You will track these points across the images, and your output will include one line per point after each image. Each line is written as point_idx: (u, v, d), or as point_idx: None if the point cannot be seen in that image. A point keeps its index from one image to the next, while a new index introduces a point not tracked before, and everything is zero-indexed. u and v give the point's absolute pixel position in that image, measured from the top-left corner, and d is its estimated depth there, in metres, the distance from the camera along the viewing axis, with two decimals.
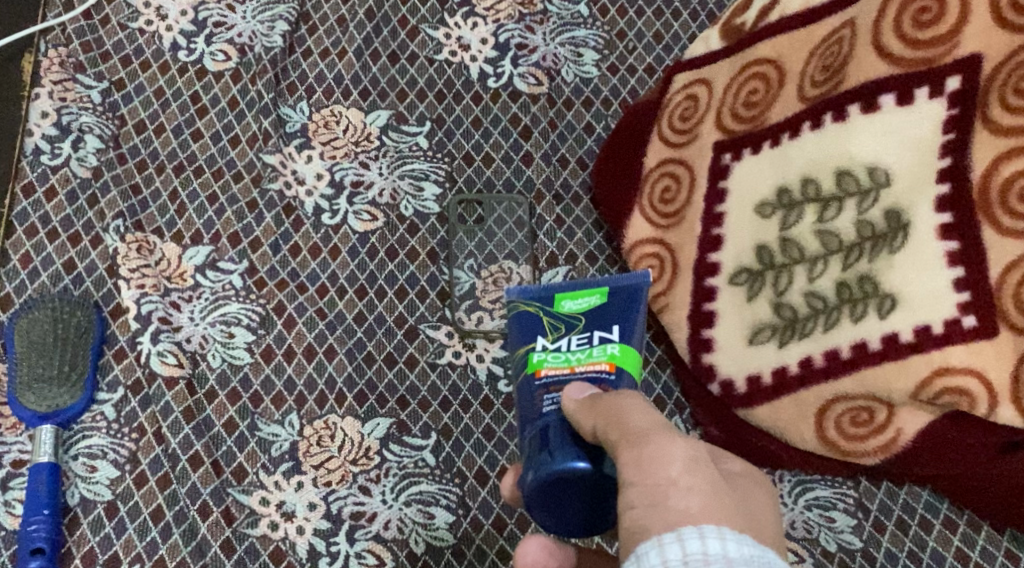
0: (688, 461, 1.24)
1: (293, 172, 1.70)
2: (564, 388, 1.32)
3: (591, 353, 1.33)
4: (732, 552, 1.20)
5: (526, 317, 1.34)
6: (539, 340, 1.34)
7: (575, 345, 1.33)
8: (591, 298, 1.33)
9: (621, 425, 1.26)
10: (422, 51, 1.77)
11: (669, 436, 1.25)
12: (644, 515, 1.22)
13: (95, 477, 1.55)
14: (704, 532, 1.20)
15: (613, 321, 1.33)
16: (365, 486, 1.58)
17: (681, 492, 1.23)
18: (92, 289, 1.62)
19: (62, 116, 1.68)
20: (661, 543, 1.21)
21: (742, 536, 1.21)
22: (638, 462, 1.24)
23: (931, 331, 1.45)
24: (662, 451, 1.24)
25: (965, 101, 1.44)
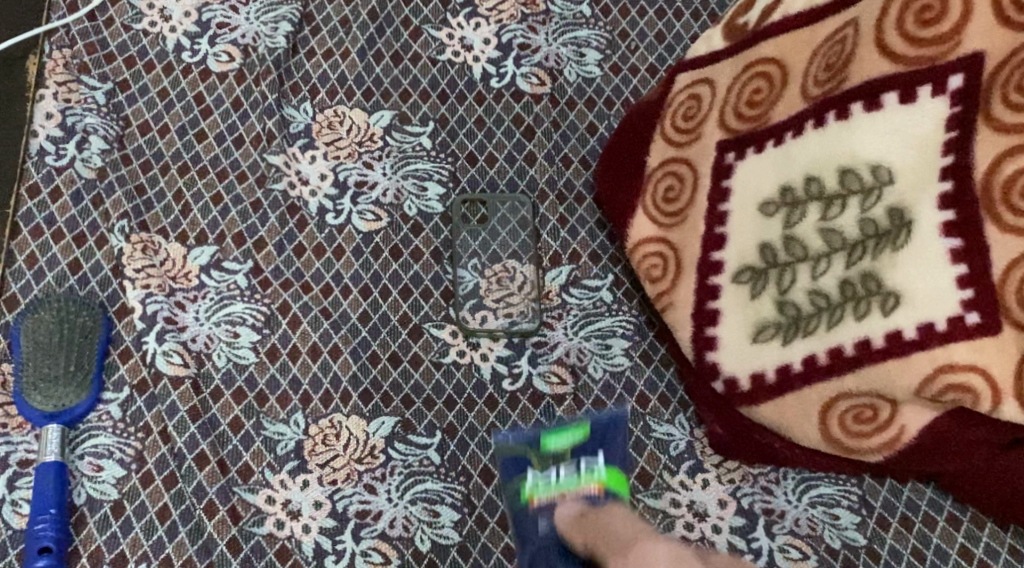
0: None
1: (297, 172, 1.70)
2: (556, 506, 1.51)
3: (580, 478, 1.53)
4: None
5: (516, 460, 1.56)
6: (529, 473, 1.55)
7: (565, 474, 1.53)
8: (573, 434, 1.57)
9: (608, 541, 1.42)
10: (424, 52, 1.78)
11: (651, 542, 1.40)
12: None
13: (101, 476, 1.56)
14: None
15: (597, 450, 1.56)
16: (370, 485, 1.58)
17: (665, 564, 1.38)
18: (98, 289, 1.62)
19: (67, 117, 1.68)
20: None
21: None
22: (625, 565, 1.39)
23: (935, 328, 1.44)
24: (646, 554, 1.39)
25: (967, 99, 1.43)
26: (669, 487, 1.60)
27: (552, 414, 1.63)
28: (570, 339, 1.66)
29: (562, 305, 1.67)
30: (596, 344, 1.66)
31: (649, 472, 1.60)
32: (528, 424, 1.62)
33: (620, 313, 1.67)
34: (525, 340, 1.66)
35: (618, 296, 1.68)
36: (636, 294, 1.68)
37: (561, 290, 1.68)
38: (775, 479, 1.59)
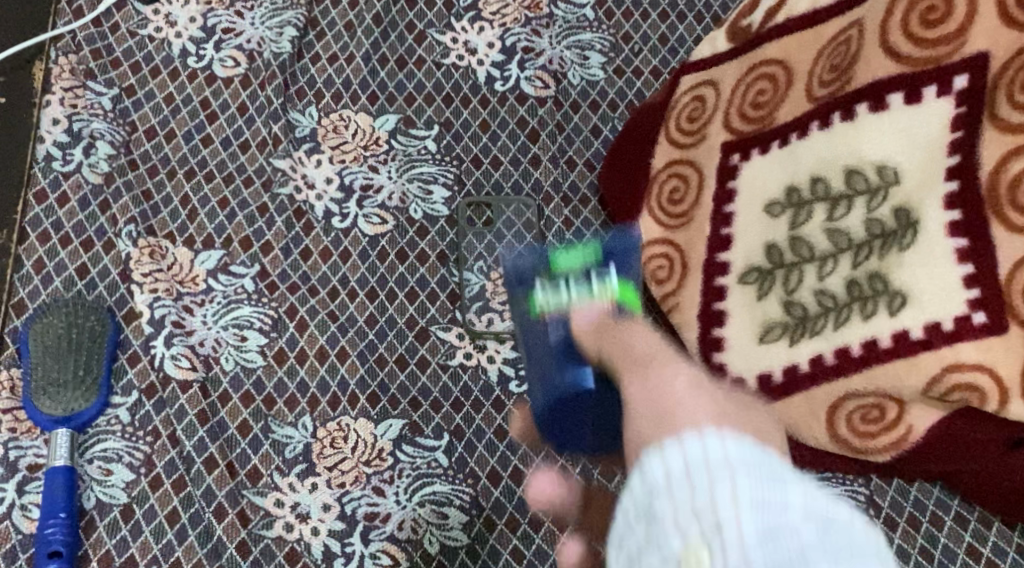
0: (691, 380, 1.36)
1: (303, 176, 1.71)
2: (569, 313, 1.47)
3: (593, 292, 1.47)
4: (745, 501, 1.22)
5: (529, 323, 1.50)
6: (538, 285, 1.49)
7: (575, 286, 1.47)
8: (586, 254, 1.49)
9: (626, 351, 1.41)
10: (429, 55, 1.78)
11: (673, 357, 1.39)
12: (649, 434, 1.31)
13: (110, 480, 1.56)
14: (741, 474, 1.24)
15: (610, 259, 1.49)
16: (378, 488, 1.59)
17: (675, 382, 1.36)
18: (105, 294, 1.63)
19: (74, 123, 1.69)
20: (667, 464, 1.26)
21: (760, 467, 1.25)
22: (643, 378, 1.38)
23: (942, 327, 1.43)
24: (664, 381, 1.36)
25: (972, 100, 1.43)
26: None
27: None
28: None
29: None
30: None
31: None
32: None
33: None
34: None
35: None
36: None
37: None
38: None
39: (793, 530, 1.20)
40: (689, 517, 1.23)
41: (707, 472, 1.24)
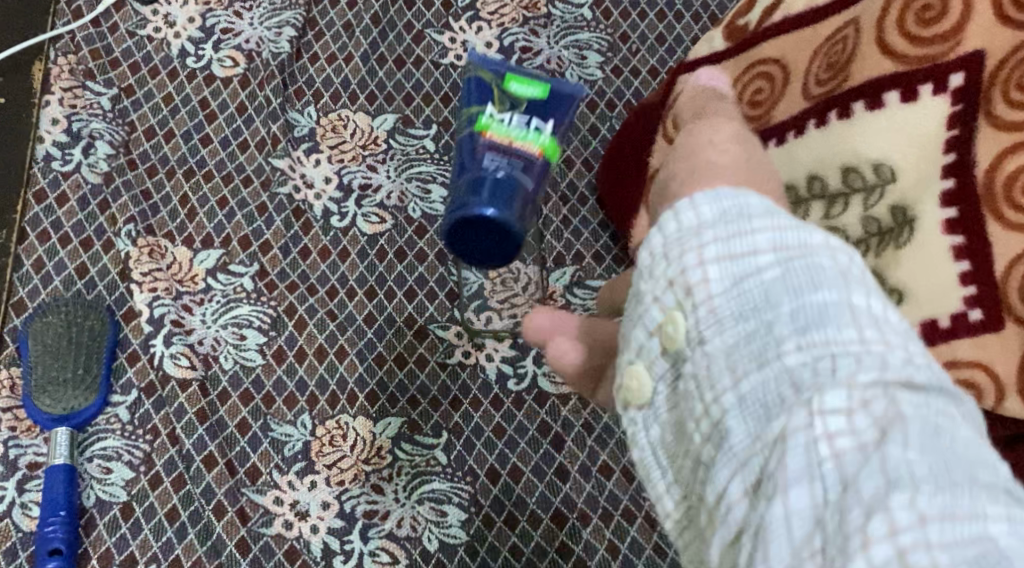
0: (739, 137, 1.22)
1: (302, 175, 1.71)
2: (498, 151, 1.47)
3: (527, 137, 1.49)
4: (709, 216, 1.16)
5: (478, 82, 1.54)
6: (488, 106, 1.51)
7: (517, 123, 1.50)
8: (534, 91, 1.52)
9: (703, 108, 1.26)
10: (427, 55, 1.79)
11: (730, 121, 1.24)
12: (678, 167, 1.21)
13: (110, 478, 1.57)
14: (696, 201, 1.17)
15: (549, 114, 1.52)
16: (377, 485, 1.59)
17: (718, 150, 1.20)
18: (105, 293, 1.64)
19: (73, 123, 1.70)
20: (661, 227, 1.18)
21: (714, 192, 1.17)
22: (693, 133, 1.23)
23: (938, 325, 1.40)
24: (714, 124, 1.23)
25: (968, 97, 1.39)
26: None
27: (557, 414, 1.63)
28: None
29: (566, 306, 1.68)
30: None
31: None
32: (533, 424, 1.62)
33: None
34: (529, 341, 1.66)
35: None
36: None
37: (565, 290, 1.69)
38: None
39: (746, 254, 1.14)
40: (659, 281, 1.17)
41: (673, 242, 1.16)
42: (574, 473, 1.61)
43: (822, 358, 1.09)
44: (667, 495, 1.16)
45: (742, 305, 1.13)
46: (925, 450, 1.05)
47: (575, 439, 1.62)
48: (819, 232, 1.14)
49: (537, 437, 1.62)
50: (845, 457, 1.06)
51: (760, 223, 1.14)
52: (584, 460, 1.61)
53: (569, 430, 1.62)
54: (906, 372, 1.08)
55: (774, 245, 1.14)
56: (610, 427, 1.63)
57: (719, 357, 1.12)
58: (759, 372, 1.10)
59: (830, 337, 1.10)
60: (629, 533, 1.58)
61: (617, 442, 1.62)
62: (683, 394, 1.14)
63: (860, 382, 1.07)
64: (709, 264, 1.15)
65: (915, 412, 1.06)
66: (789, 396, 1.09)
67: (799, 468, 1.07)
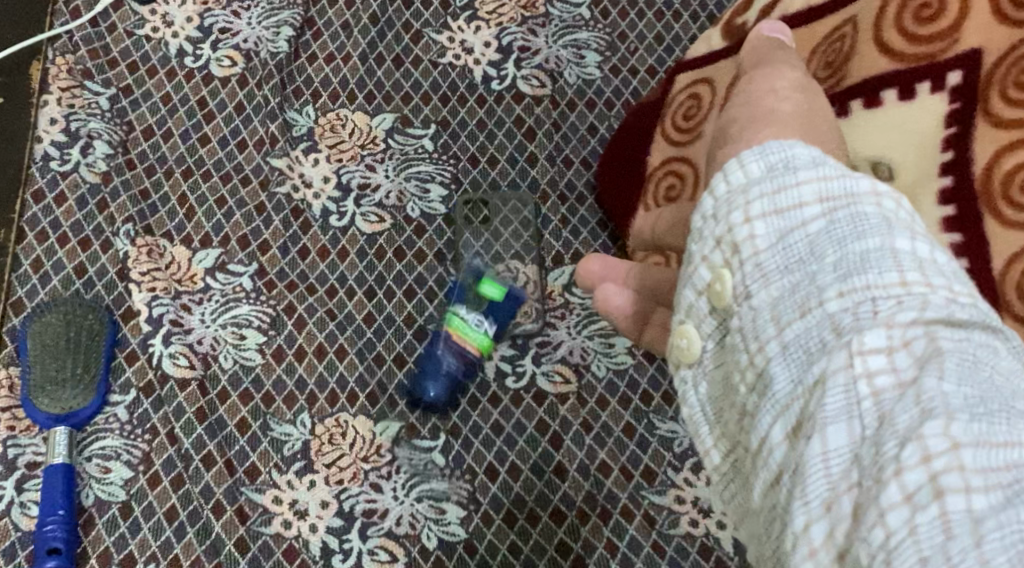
0: (796, 85, 1.35)
1: (300, 175, 1.72)
2: (446, 350, 1.64)
3: (469, 333, 1.64)
4: (758, 174, 1.24)
5: (455, 291, 1.68)
6: (460, 306, 1.66)
7: (471, 319, 1.65)
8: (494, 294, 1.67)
9: (763, 58, 1.38)
10: (426, 55, 1.79)
11: (785, 73, 1.35)
12: (739, 113, 1.33)
13: (108, 478, 1.57)
14: (746, 160, 1.25)
15: (497, 314, 1.66)
16: (376, 484, 1.59)
17: (776, 97, 1.33)
18: (103, 292, 1.64)
19: (71, 123, 1.70)
20: (713, 189, 1.25)
21: (763, 148, 1.25)
22: (753, 82, 1.35)
23: None
24: (771, 75, 1.35)
25: (966, 95, 1.38)
26: (674, 483, 1.60)
27: (556, 413, 1.63)
28: (573, 337, 1.66)
29: (565, 304, 1.68)
30: (600, 343, 1.66)
31: (654, 468, 1.61)
32: (532, 422, 1.63)
33: None
34: (528, 339, 1.66)
35: None
36: None
37: (564, 289, 1.69)
38: None
39: (792, 211, 1.21)
40: (707, 240, 1.25)
41: (722, 202, 1.24)
42: (573, 471, 1.61)
43: (862, 303, 1.16)
44: (713, 442, 1.24)
45: (787, 259, 1.20)
46: (960, 381, 1.13)
47: (574, 438, 1.62)
48: (865, 180, 1.21)
49: (536, 436, 1.62)
50: (882, 395, 1.14)
51: (805, 176, 1.22)
52: (582, 458, 1.61)
53: (567, 429, 1.62)
54: (945, 310, 1.15)
55: (820, 197, 1.21)
56: (608, 426, 1.62)
57: (765, 309, 1.20)
58: (803, 321, 1.18)
59: (871, 282, 1.17)
60: (628, 531, 1.58)
61: (616, 440, 1.62)
62: (731, 345, 1.22)
63: (898, 323, 1.15)
64: (756, 221, 1.22)
65: (951, 347, 1.14)
66: (830, 340, 1.16)
67: (838, 405, 1.14)
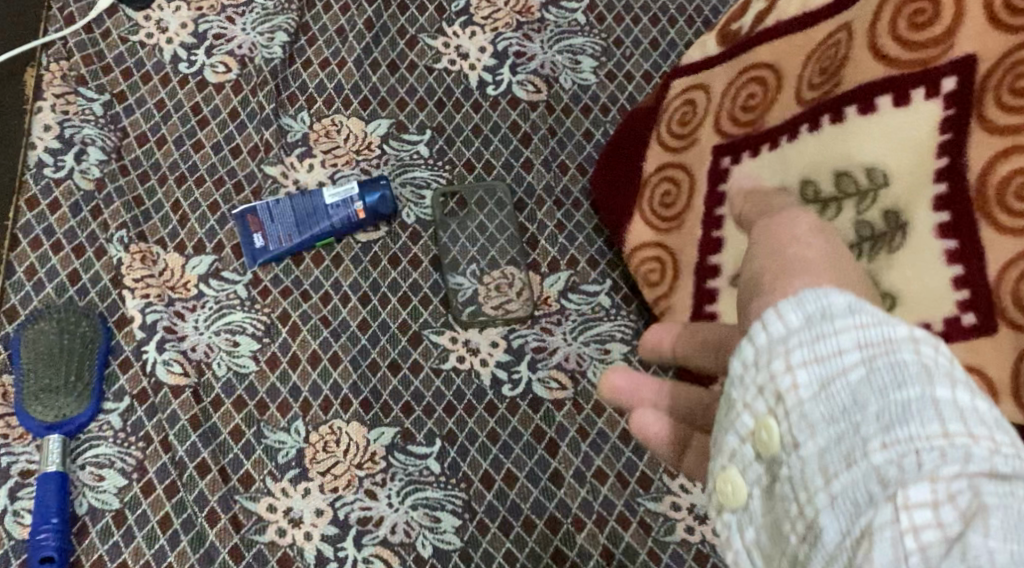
0: (816, 226, 1.22)
1: (295, 181, 1.71)
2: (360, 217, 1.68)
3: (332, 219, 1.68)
4: (797, 322, 1.14)
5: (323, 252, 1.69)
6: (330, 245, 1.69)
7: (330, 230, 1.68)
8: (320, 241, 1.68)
9: (768, 201, 1.27)
10: (421, 60, 1.79)
11: (800, 213, 1.24)
12: (763, 262, 1.21)
13: (102, 486, 1.57)
14: (782, 309, 1.15)
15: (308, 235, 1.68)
16: (371, 491, 1.58)
17: (799, 245, 1.21)
18: (97, 299, 1.64)
19: (65, 129, 1.70)
20: (751, 337, 1.16)
21: (798, 296, 1.15)
22: (768, 231, 1.24)
23: (931, 330, 1.38)
24: (787, 222, 1.23)
25: (961, 101, 1.38)
26: (670, 490, 1.60)
27: (551, 419, 1.62)
28: (569, 343, 1.66)
29: (561, 310, 1.67)
30: (595, 349, 1.65)
31: (650, 475, 1.60)
32: (528, 429, 1.62)
33: (619, 317, 1.67)
34: (523, 345, 1.66)
35: (617, 301, 1.68)
36: (635, 299, 1.68)
37: (560, 295, 1.68)
38: None
39: (834, 357, 1.13)
40: (749, 387, 1.15)
41: (762, 351, 1.15)
42: (568, 478, 1.60)
43: (906, 457, 1.08)
44: None
45: (830, 409, 1.12)
46: (1008, 539, 1.05)
47: (569, 445, 1.61)
48: (904, 325, 1.12)
49: (532, 443, 1.61)
50: (929, 550, 1.06)
51: (844, 324, 1.13)
52: (578, 465, 1.61)
53: (563, 435, 1.62)
54: (989, 463, 1.07)
55: (859, 342, 1.12)
56: (604, 432, 1.62)
57: (811, 460, 1.11)
58: (848, 473, 1.10)
59: (913, 434, 1.09)
60: (624, 538, 1.58)
61: (612, 447, 1.61)
62: (777, 496, 1.12)
63: (944, 476, 1.07)
64: (798, 369, 1.13)
65: (998, 503, 1.06)
66: (877, 492, 1.08)
67: (885, 562, 1.06)
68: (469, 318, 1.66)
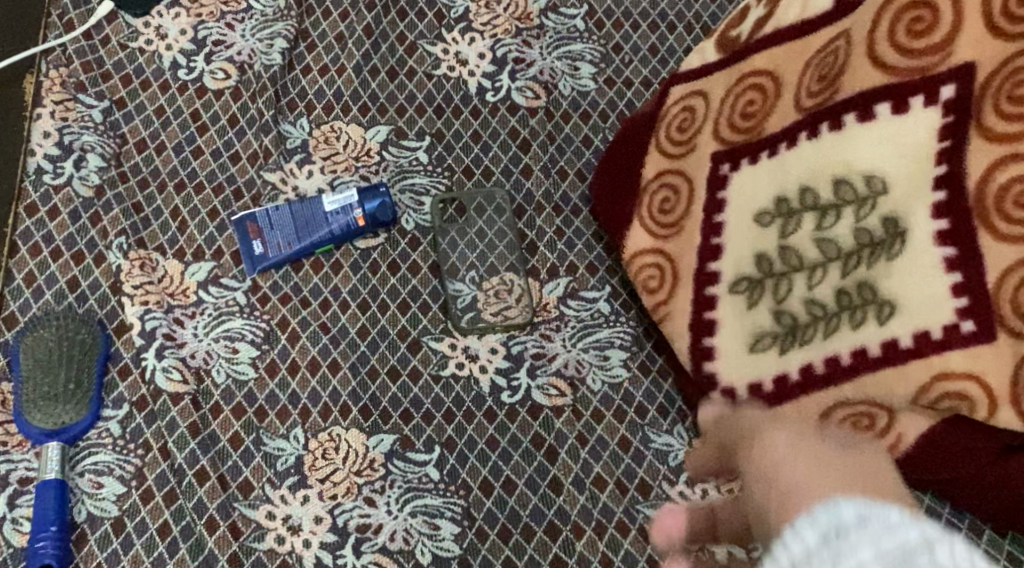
0: (803, 443, 1.38)
1: (294, 188, 1.71)
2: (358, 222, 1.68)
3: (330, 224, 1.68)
4: (814, 543, 1.25)
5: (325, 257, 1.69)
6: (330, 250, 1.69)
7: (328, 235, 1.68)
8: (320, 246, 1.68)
9: (739, 431, 1.45)
10: (420, 67, 1.78)
11: (786, 434, 1.40)
12: (764, 499, 1.36)
13: (101, 493, 1.57)
14: (800, 532, 1.26)
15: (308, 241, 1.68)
16: (370, 498, 1.58)
17: (789, 466, 1.36)
18: (96, 306, 1.64)
19: (64, 136, 1.70)
20: (774, 558, 1.26)
21: (813, 516, 1.27)
22: (761, 460, 1.39)
23: (931, 336, 1.41)
24: (771, 446, 1.39)
25: (960, 109, 1.39)
26: (669, 497, 1.59)
27: (551, 426, 1.62)
28: (568, 349, 1.66)
29: (560, 316, 1.67)
30: (595, 355, 1.65)
31: (649, 482, 1.60)
32: (527, 436, 1.62)
33: (618, 324, 1.67)
34: (523, 351, 1.66)
35: (616, 307, 1.68)
36: (634, 305, 1.68)
37: (559, 301, 1.68)
38: None
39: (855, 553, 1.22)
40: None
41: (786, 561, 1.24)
42: (567, 485, 1.60)
43: None
44: None
45: None
46: None
47: (568, 452, 1.61)
48: (917, 527, 1.22)
49: (531, 450, 1.61)
50: None
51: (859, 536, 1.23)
52: (578, 472, 1.60)
53: (563, 442, 1.62)
54: None
55: (875, 552, 1.22)
56: (603, 439, 1.62)
57: None
58: None
59: None
60: (623, 546, 1.58)
61: (611, 454, 1.61)
62: None
63: None
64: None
65: None
66: None
67: None
68: (469, 325, 1.66)
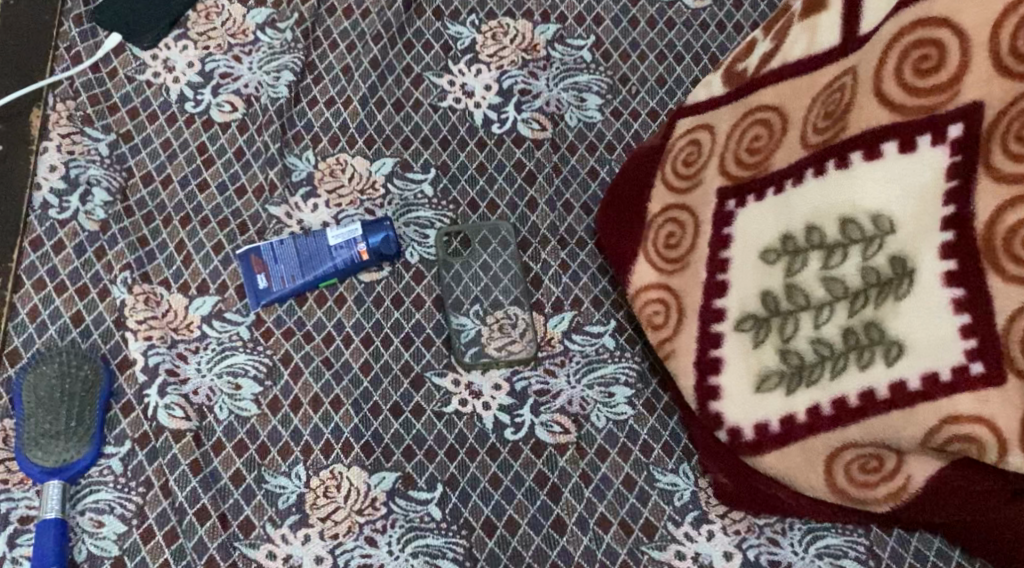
0: None
1: (299, 222, 1.70)
2: (365, 254, 1.66)
3: (336, 259, 1.66)
4: None
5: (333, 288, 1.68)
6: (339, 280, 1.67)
7: (336, 269, 1.66)
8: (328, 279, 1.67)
9: None
10: (426, 98, 1.76)
11: None
12: None
13: (101, 533, 1.56)
14: None
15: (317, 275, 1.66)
16: (371, 538, 1.57)
17: None
18: (100, 341, 1.62)
19: (70, 169, 1.68)
20: None
21: None
22: None
23: (939, 378, 1.39)
24: None
25: (967, 148, 1.37)
26: (674, 538, 1.57)
27: (554, 465, 1.61)
28: (572, 386, 1.64)
29: (565, 351, 1.65)
30: (599, 392, 1.64)
31: (653, 522, 1.58)
32: (530, 474, 1.60)
33: (623, 359, 1.65)
34: (526, 388, 1.64)
35: (621, 342, 1.66)
36: (640, 340, 1.66)
37: (563, 336, 1.66)
38: (781, 530, 1.57)
39: None
40: None
41: None
42: (571, 525, 1.58)
43: None
44: None
45: None
46: None
47: (572, 491, 1.59)
48: None
49: (534, 488, 1.59)
50: None
51: None
52: (581, 512, 1.59)
53: (566, 481, 1.60)
54: None
55: None
56: (608, 478, 1.60)
57: None
58: None
59: None
60: None
61: (615, 492, 1.59)
62: None
63: None
64: None
65: None
66: None
67: None
68: (470, 358, 1.64)
